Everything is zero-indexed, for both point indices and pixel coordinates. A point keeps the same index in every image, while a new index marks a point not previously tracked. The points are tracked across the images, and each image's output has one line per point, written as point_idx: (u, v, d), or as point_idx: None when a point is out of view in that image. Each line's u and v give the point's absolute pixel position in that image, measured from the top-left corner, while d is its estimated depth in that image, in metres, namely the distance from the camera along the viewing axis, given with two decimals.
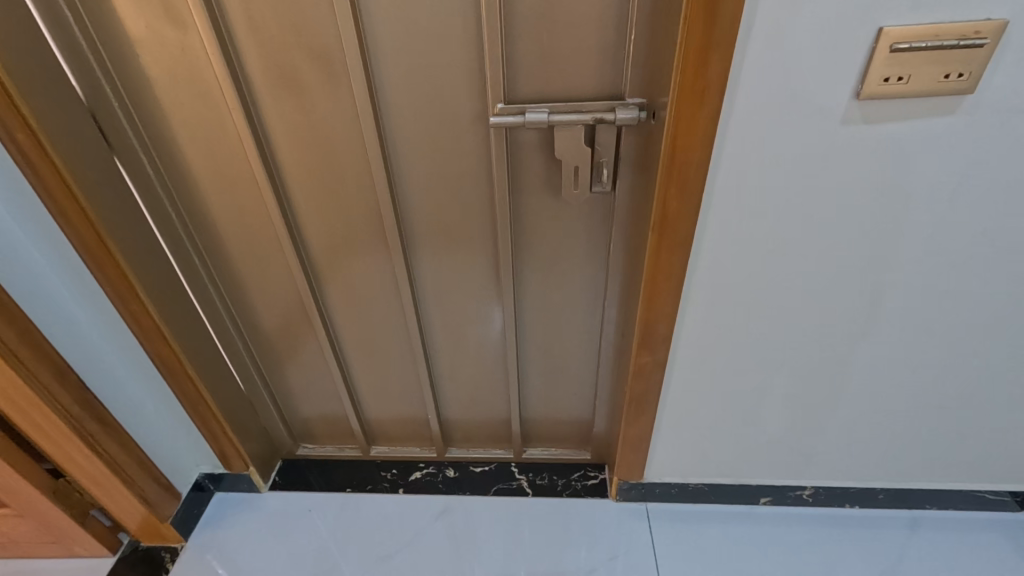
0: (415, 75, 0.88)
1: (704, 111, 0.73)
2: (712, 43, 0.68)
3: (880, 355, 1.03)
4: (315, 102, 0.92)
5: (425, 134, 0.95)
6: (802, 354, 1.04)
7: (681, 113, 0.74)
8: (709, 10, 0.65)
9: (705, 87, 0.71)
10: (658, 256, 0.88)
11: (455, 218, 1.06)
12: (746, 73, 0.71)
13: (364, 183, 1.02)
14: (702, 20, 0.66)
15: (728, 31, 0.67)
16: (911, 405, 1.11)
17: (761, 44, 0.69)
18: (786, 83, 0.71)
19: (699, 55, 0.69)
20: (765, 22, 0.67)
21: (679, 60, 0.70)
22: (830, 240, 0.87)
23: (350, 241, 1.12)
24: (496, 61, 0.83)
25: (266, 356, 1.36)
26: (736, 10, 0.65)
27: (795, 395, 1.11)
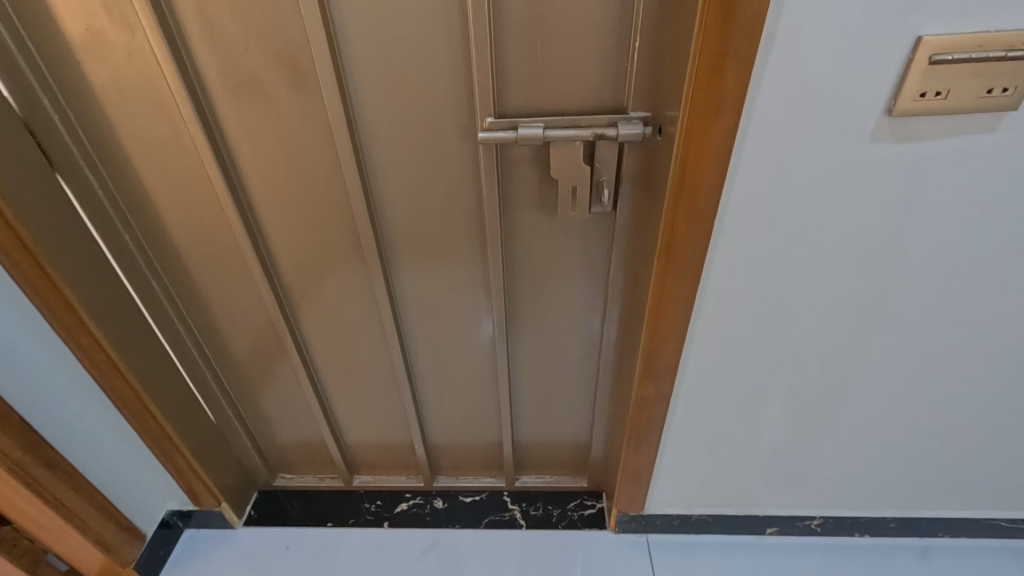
0: (394, 85, 0.80)
1: (719, 127, 0.65)
2: (731, 49, 0.59)
3: (898, 383, 0.97)
4: (281, 111, 0.83)
5: (405, 147, 0.86)
6: (815, 382, 0.97)
7: (694, 128, 0.65)
8: (728, 13, 0.57)
9: (721, 101, 0.63)
10: (665, 283, 0.80)
11: (440, 237, 0.97)
12: (767, 86, 0.63)
13: (339, 200, 0.93)
14: (719, 24, 0.58)
15: (749, 36, 0.59)
16: (928, 433, 1.05)
17: (784, 51, 0.61)
18: (811, 96, 0.64)
19: (716, 63, 0.60)
20: (788, 26, 0.59)
21: (691, 70, 0.62)
22: (850, 265, 0.80)
23: (325, 261, 1.03)
24: (484, 67, 0.74)
25: (237, 382, 1.26)
26: (759, 12, 0.57)
27: (807, 424, 1.04)
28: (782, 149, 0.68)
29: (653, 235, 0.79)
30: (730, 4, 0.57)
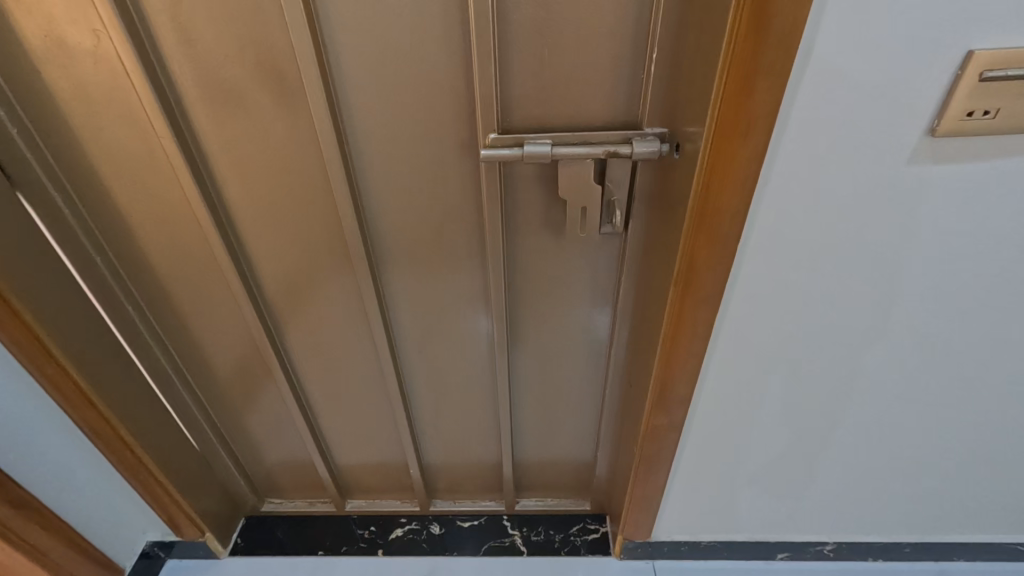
0: (388, 97, 0.73)
1: (746, 148, 0.59)
2: (762, 63, 0.54)
3: (922, 411, 0.92)
4: (264, 126, 0.76)
5: (400, 164, 0.80)
6: (835, 410, 0.92)
7: (719, 149, 0.59)
8: (761, 24, 0.51)
9: (750, 120, 0.57)
10: (681, 312, 0.75)
11: (437, 257, 0.91)
12: (800, 105, 0.58)
13: (329, 219, 0.87)
14: (751, 37, 0.52)
15: (783, 49, 0.53)
16: (951, 460, 1.00)
17: (819, 66, 0.55)
18: (846, 115, 0.58)
19: (746, 78, 0.54)
20: (825, 39, 0.54)
21: (717, 86, 0.56)
22: (880, 293, 0.75)
23: (313, 282, 0.96)
24: (486, 79, 0.68)
25: (221, 408, 1.19)
26: (795, 23, 0.51)
27: (825, 451, 1.00)
28: (812, 171, 0.63)
29: (668, 260, 0.73)
30: (764, 14, 0.51)
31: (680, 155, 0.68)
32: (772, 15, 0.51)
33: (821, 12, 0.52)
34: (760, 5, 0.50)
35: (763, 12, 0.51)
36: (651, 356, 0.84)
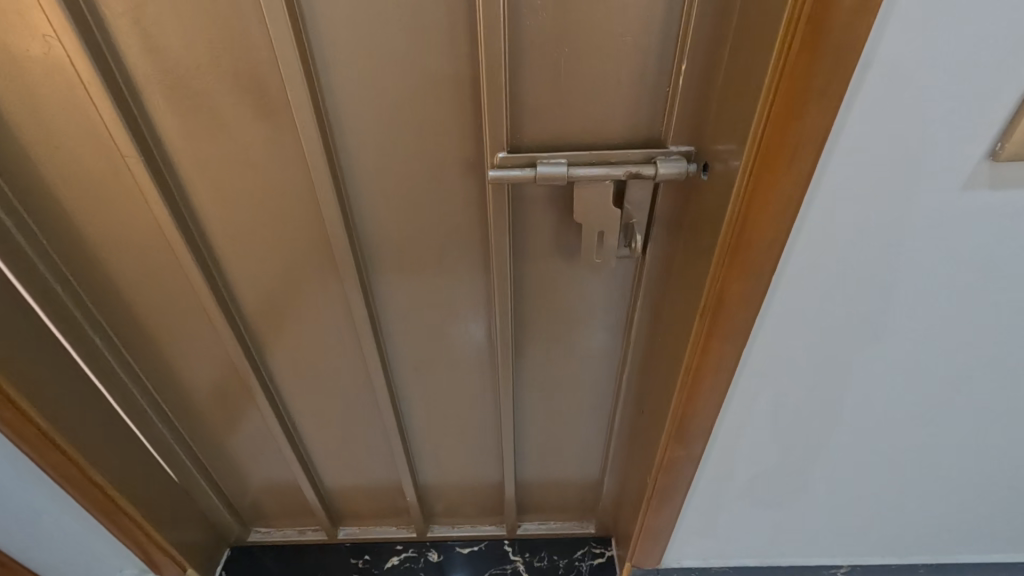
0: (385, 112, 0.66)
1: (791, 174, 0.53)
2: (817, 80, 0.47)
3: (947, 435, 0.88)
4: (245, 143, 0.68)
5: (398, 184, 0.72)
6: (857, 436, 0.88)
7: (761, 174, 0.53)
8: (818, 36, 0.45)
9: (797, 143, 0.51)
10: (708, 345, 0.69)
11: (437, 282, 0.84)
12: (853, 127, 0.52)
13: (317, 244, 0.78)
14: (807, 50, 0.46)
15: (841, 65, 0.47)
16: (973, 485, 0.97)
17: (877, 83, 0.49)
18: (901, 137, 0.53)
19: (797, 97, 0.48)
20: (886, 53, 0.48)
21: (761, 106, 0.50)
22: (916, 319, 0.71)
23: (301, 310, 0.88)
24: (497, 92, 0.60)
25: (202, 440, 1.10)
26: (859, 35, 0.45)
27: (845, 477, 0.96)
28: (858, 197, 0.57)
29: (695, 289, 0.68)
30: (822, 26, 0.45)
31: (708, 176, 0.62)
32: (833, 26, 0.45)
33: (884, 22, 0.46)
34: (820, 14, 0.44)
35: (823, 22, 0.44)
36: (670, 387, 0.79)
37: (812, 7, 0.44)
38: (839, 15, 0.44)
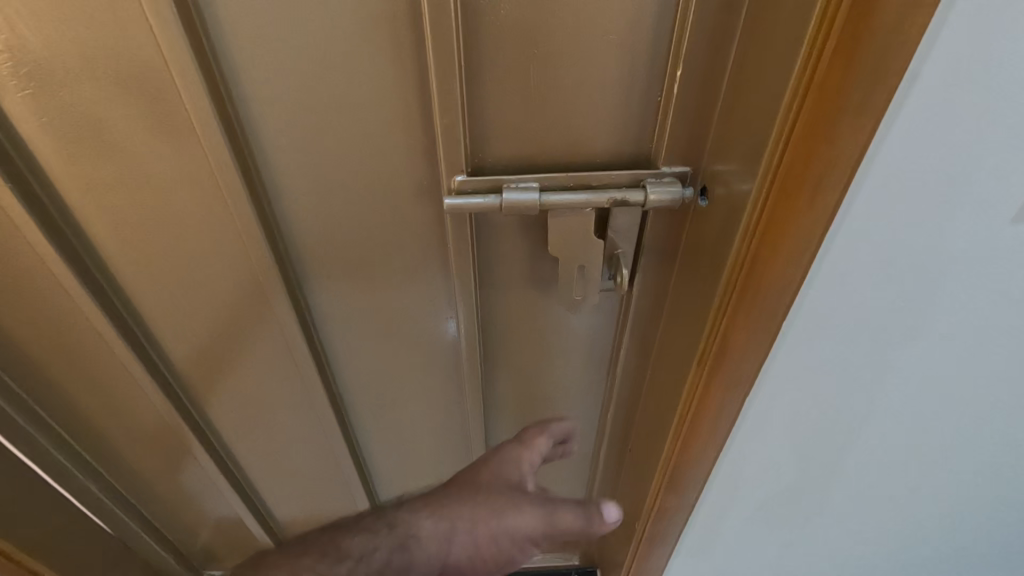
0: (318, 127, 0.54)
1: (812, 211, 0.43)
2: (851, 99, 0.37)
3: (972, 489, 0.79)
4: (143, 165, 0.55)
5: (340, 214, 0.61)
6: (871, 488, 0.78)
7: (777, 206, 0.44)
8: (858, 43, 0.35)
9: (821, 174, 0.41)
10: (707, 395, 0.60)
11: (395, 323, 0.73)
12: (889, 153, 0.42)
13: (249, 286, 0.66)
14: (841, 59, 0.36)
15: (887, 82, 0.36)
16: (990, 536, 0.89)
17: (920, 103, 0.39)
18: (943, 167, 0.43)
19: (826, 117, 0.38)
20: (936, 66, 0.38)
21: (782, 123, 0.40)
22: (946, 368, 0.61)
23: (237, 358, 0.75)
24: (453, 104, 0.49)
25: (139, 489, 0.98)
26: (912, 45, 0.35)
27: (854, 530, 0.87)
28: (885, 236, 0.47)
29: (693, 332, 0.58)
30: (867, 26, 0.34)
31: (708, 203, 0.52)
32: (878, 32, 0.34)
33: (938, 25, 0.36)
34: (863, 12, 0.34)
35: (865, 24, 0.34)
36: (663, 435, 0.70)
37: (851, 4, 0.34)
38: (888, 18, 0.34)
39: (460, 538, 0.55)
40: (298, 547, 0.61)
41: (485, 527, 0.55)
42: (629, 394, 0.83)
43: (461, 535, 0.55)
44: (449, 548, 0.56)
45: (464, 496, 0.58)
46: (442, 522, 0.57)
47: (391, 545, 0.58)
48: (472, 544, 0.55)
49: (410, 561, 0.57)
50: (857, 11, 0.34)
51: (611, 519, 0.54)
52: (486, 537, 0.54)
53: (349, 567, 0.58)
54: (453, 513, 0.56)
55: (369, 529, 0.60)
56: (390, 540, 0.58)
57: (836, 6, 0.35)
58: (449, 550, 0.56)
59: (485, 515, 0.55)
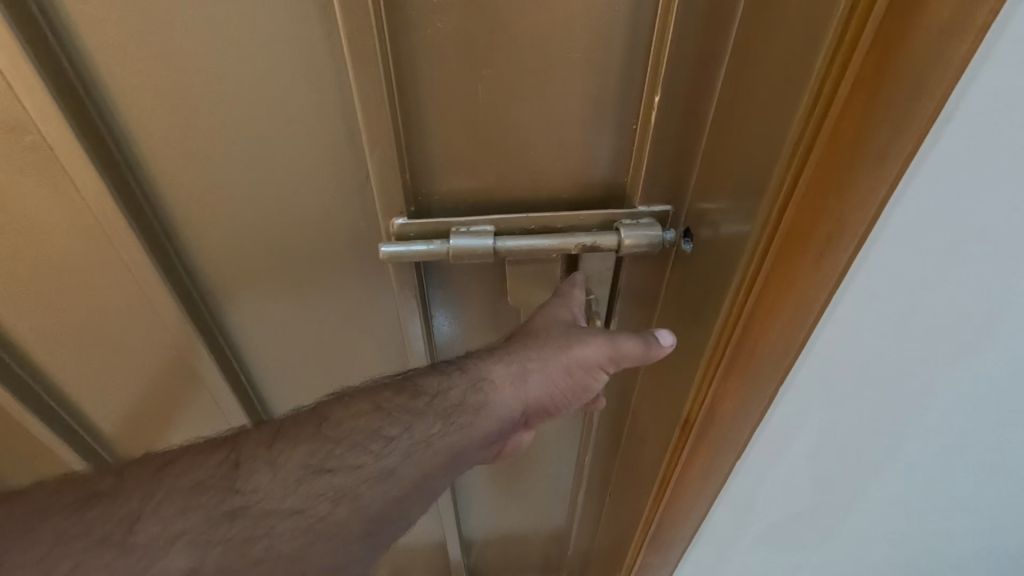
0: (224, 161, 0.44)
1: (816, 272, 0.35)
2: (872, 146, 0.29)
3: (995, 563, 0.70)
4: (17, 206, 0.45)
5: (261, 260, 0.51)
6: (880, 562, 0.69)
7: (777, 260, 0.36)
8: (884, 76, 0.27)
9: (832, 231, 0.33)
10: (695, 459, 0.52)
11: (342, 377, 0.63)
12: (914, 205, 0.33)
13: (163, 341, 0.55)
14: (862, 94, 0.28)
15: (917, 127, 0.28)
16: None
17: (951, 156, 0.31)
18: (977, 232, 0.35)
19: (840, 162, 0.31)
20: (973, 112, 0.30)
21: (785, 162, 0.33)
22: (973, 443, 0.52)
23: (160, 420, 0.64)
24: (386, 135, 0.40)
25: None
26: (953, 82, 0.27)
27: None
28: (900, 307, 0.39)
29: (678, 390, 0.51)
30: (892, 52, 0.27)
31: (693, 247, 0.45)
32: (911, 65, 0.27)
33: (984, 62, 0.28)
34: (895, 36, 0.26)
35: (896, 53, 0.27)
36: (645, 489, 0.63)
37: (880, 24, 0.26)
38: (925, 49, 0.26)
39: (540, 374, 0.47)
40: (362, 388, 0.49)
41: (560, 364, 0.47)
42: (620, 432, 0.74)
43: (547, 367, 0.47)
44: (534, 385, 0.48)
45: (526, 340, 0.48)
46: (516, 364, 0.48)
47: (467, 386, 0.48)
48: (558, 370, 0.47)
49: (491, 403, 0.47)
50: (886, 35, 0.26)
51: (667, 345, 0.47)
52: (570, 363, 0.47)
53: (424, 405, 0.47)
54: (538, 339, 0.47)
55: (439, 368, 0.50)
56: (465, 382, 0.48)
57: (859, 27, 0.27)
58: (528, 390, 0.48)
59: (563, 339, 0.47)
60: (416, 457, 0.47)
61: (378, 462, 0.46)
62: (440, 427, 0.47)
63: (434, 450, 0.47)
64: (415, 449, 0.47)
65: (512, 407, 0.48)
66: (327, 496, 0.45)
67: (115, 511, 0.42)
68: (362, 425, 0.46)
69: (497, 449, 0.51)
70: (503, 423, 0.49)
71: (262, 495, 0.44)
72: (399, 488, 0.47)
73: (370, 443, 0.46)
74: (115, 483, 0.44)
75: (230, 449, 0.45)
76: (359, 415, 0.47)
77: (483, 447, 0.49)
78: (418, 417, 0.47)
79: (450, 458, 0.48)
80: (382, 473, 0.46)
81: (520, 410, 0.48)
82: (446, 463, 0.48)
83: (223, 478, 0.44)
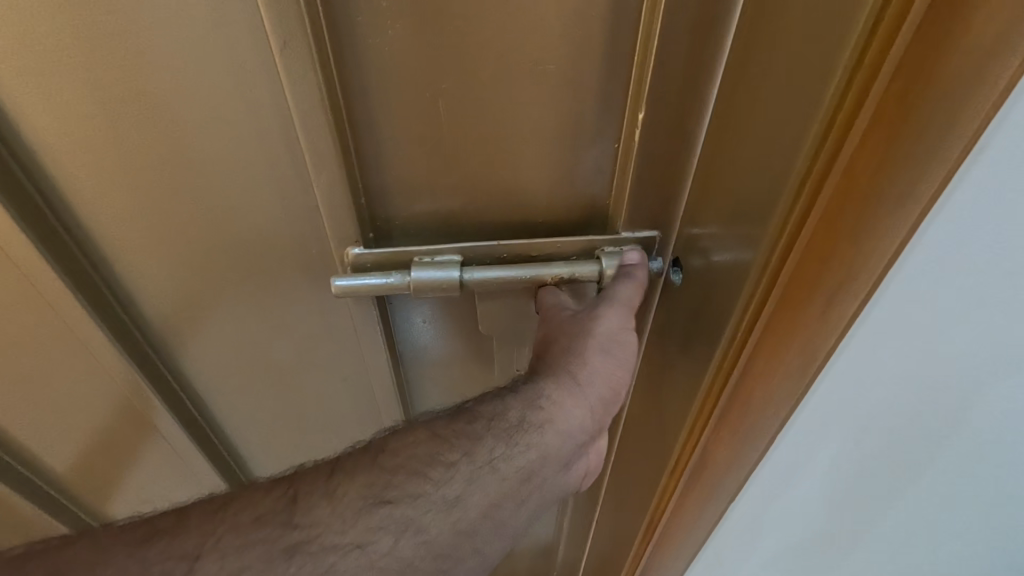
0: (154, 185, 0.38)
1: (822, 323, 0.31)
2: (891, 186, 0.26)
3: None
4: None
5: (206, 291, 0.45)
6: None
7: (779, 304, 0.32)
8: (910, 108, 0.23)
9: (842, 279, 0.29)
10: (688, 500, 0.49)
11: (306, 408, 0.58)
12: (937, 239, 0.29)
13: (101, 382, 0.49)
14: (882, 127, 0.24)
15: (943, 167, 0.24)
16: None
17: (983, 187, 0.27)
18: (1010, 268, 0.31)
19: (854, 201, 0.27)
20: (1011, 140, 0.25)
21: (790, 198, 0.28)
22: (988, 483, 0.48)
23: (107, 465, 0.58)
24: (336, 157, 0.36)
25: None
26: (992, 114, 0.23)
27: None
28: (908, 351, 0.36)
29: (667, 430, 0.47)
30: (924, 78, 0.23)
31: (682, 277, 0.41)
32: (942, 96, 0.23)
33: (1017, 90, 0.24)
34: (924, 62, 0.22)
35: (927, 81, 0.23)
36: (637, 526, 0.59)
37: (908, 48, 0.22)
38: (960, 78, 0.22)
39: (595, 374, 0.43)
40: (410, 420, 0.43)
41: (604, 357, 0.42)
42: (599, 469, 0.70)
43: (605, 370, 0.43)
44: (594, 391, 0.43)
45: (557, 343, 0.42)
46: (567, 373, 0.43)
47: (526, 404, 0.42)
48: (616, 370, 0.43)
49: (556, 418, 0.42)
50: (913, 60, 0.22)
51: (637, 258, 0.41)
52: (624, 362, 0.43)
53: (482, 429, 0.41)
54: (592, 344, 0.42)
55: (489, 391, 0.44)
56: (523, 402, 0.42)
57: (883, 50, 0.23)
58: (589, 399, 0.43)
59: (614, 342, 0.42)
60: (483, 483, 0.40)
61: (441, 490, 0.40)
62: (506, 448, 0.41)
63: (504, 474, 0.41)
64: (480, 476, 0.40)
65: (579, 420, 0.43)
66: (389, 530, 0.39)
67: (176, 549, 0.37)
68: (417, 454, 0.40)
69: (574, 472, 0.45)
70: (575, 438, 0.43)
71: (321, 530, 0.38)
72: (467, 519, 0.40)
73: (429, 470, 0.40)
74: (179, 521, 0.38)
75: (288, 485, 0.39)
76: (413, 444, 0.40)
77: (559, 468, 0.43)
78: (477, 441, 0.41)
79: (524, 484, 0.41)
80: (445, 504, 0.40)
81: (587, 421, 0.43)
82: (520, 489, 0.41)
83: (282, 512, 0.38)
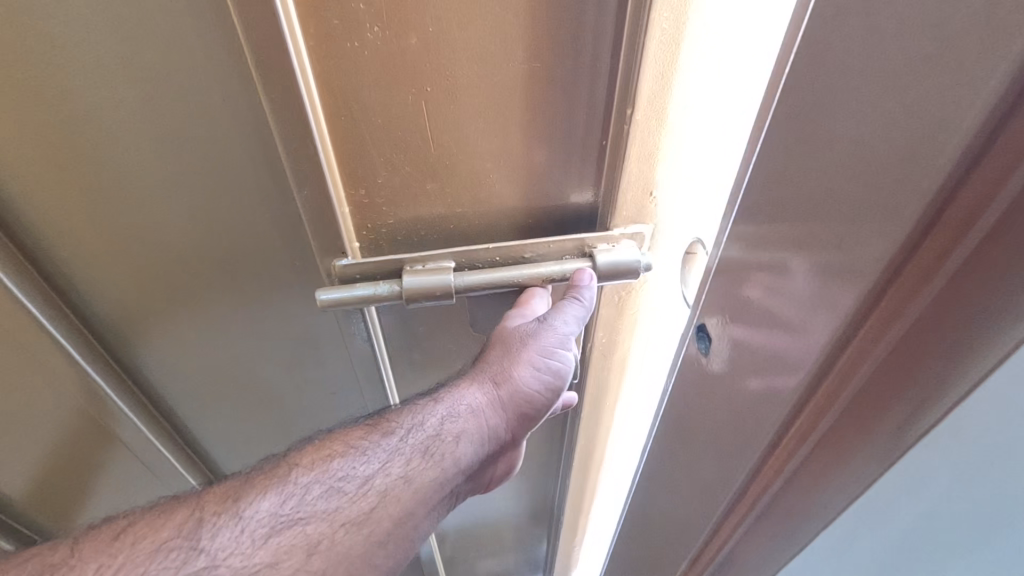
0: (107, 183, 0.35)
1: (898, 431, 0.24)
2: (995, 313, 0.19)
3: None
4: None
5: (171, 297, 0.42)
6: None
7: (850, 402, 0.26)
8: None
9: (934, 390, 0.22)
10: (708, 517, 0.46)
11: (276, 414, 0.55)
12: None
13: (54, 392, 0.45)
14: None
15: None
16: None
17: None
18: None
19: (948, 327, 0.21)
20: None
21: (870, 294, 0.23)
22: None
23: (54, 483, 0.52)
24: (315, 167, 0.34)
25: None
26: None
27: None
28: (940, 547, 0.26)
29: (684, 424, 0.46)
30: None
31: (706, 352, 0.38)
32: None
33: None
34: None
35: None
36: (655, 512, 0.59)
37: None
38: None
39: (510, 388, 0.44)
40: (333, 430, 0.44)
41: (525, 371, 0.43)
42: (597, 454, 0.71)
43: (524, 380, 0.44)
44: (510, 400, 0.44)
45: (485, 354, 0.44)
46: (486, 382, 0.44)
47: (442, 413, 0.43)
48: (537, 383, 0.44)
49: (468, 428, 0.43)
50: None
51: (586, 274, 0.40)
52: (545, 371, 0.44)
53: (398, 438, 0.42)
54: (513, 356, 0.43)
55: (412, 400, 0.45)
56: (439, 410, 0.43)
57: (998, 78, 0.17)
58: (505, 407, 0.45)
59: (537, 354, 0.42)
60: (396, 495, 0.41)
61: (355, 503, 0.40)
62: (419, 460, 0.42)
63: (416, 485, 0.41)
64: (394, 487, 0.41)
65: (490, 425, 0.44)
66: (301, 546, 0.37)
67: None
68: (331, 467, 0.40)
69: (477, 476, 0.47)
70: (482, 447, 0.45)
71: (228, 551, 0.36)
72: (382, 530, 0.40)
73: (342, 483, 0.40)
74: (72, 553, 0.36)
75: (193, 507, 0.38)
76: (329, 456, 0.41)
77: (465, 474, 0.45)
78: (393, 452, 0.42)
79: (436, 493, 0.42)
80: (360, 516, 0.39)
81: (499, 426, 0.45)
82: (433, 498, 0.42)
83: (186, 539, 0.36)
